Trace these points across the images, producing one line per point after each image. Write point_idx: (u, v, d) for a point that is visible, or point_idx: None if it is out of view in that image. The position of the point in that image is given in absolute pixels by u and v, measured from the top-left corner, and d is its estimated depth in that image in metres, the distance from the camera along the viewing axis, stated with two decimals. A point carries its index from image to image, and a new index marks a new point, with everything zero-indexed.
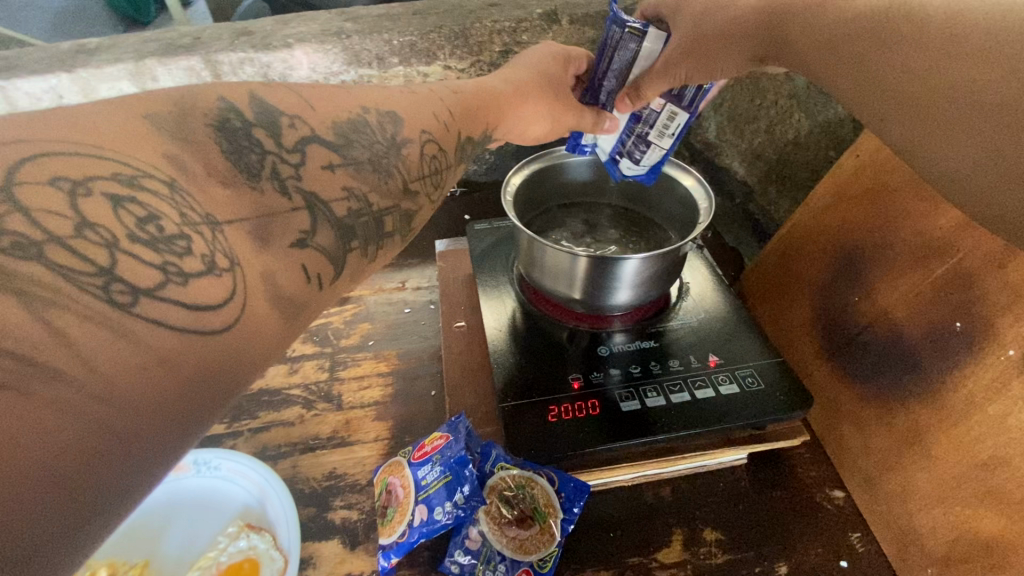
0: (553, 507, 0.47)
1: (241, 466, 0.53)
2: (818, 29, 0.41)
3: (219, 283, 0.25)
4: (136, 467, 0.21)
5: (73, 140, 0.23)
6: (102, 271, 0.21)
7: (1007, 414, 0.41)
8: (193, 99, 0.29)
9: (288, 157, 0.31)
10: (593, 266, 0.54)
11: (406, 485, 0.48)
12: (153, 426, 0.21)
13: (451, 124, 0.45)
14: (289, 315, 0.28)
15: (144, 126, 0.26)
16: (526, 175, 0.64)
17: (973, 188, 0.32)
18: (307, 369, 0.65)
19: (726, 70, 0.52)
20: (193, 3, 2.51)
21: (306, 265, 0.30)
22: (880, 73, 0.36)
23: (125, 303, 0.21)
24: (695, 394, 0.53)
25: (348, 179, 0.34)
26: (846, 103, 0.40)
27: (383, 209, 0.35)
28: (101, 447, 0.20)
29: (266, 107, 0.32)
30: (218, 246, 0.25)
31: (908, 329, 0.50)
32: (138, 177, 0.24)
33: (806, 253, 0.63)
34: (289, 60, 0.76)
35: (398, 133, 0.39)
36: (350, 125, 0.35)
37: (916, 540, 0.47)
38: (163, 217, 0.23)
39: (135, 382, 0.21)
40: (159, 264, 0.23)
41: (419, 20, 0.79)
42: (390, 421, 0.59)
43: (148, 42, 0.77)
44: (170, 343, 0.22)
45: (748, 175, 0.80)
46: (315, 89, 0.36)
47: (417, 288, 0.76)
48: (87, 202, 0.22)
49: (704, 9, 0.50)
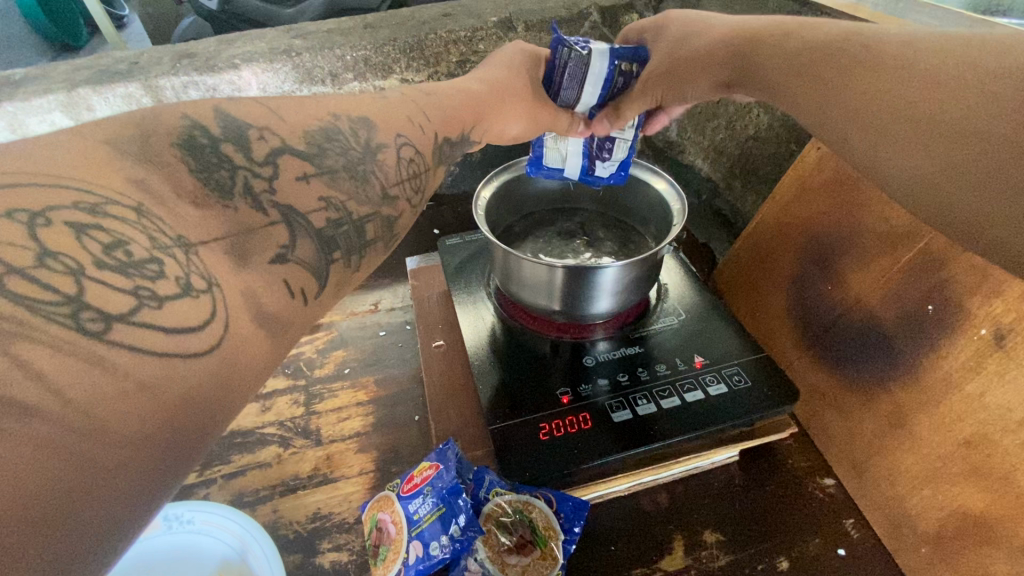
0: (553, 529, 0.46)
1: (218, 518, 0.48)
2: (787, 51, 0.43)
3: (196, 305, 0.24)
4: (120, 503, 0.20)
5: (20, 170, 0.22)
6: (70, 299, 0.20)
7: (983, 392, 0.43)
8: (156, 119, 0.28)
9: (261, 171, 0.30)
10: (571, 276, 0.53)
11: (397, 521, 0.46)
12: (137, 457, 0.20)
13: (428, 127, 0.44)
14: (275, 334, 0.28)
15: (105, 152, 0.25)
16: (495, 187, 0.63)
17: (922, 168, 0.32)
18: (280, 405, 0.61)
19: (697, 90, 0.55)
20: (130, 25, 2.41)
21: (289, 281, 0.29)
22: (847, 80, 0.37)
23: (95, 330, 0.20)
24: (684, 398, 0.53)
25: (324, 189, 0.33)
26: (808, 100, 0.41)
27: (363, 216, 0.35)
28: (85, 484, 0.19)
29: (233, 119, 0.31)
30: (193, 268, 0.24)
31: (883, 314, 0.51)
32: (101, 205, 0.23)
33: (777, 245, 0.64)
34: (237, 81, 0.72)
35: (372, 137, 0.38)
36: (322, 133, 0.35)
37: (906, 520, 0.47)
38: (131, 241, 0.23)
39: (114, 411, 0.20)
40: (131, 289, 0.22)
41: (372, 33, 0.77)
42: (374, 452, 0.56)
43: (79, 70, 0.72)
44: (149, 369, 0.21)
45: (713, 171, 0.81)
46: (287, 100, 0.36)
47: (391, 309, 0.74)
48: (49, 231, 0.21)
49: (683, 37, 0.55)
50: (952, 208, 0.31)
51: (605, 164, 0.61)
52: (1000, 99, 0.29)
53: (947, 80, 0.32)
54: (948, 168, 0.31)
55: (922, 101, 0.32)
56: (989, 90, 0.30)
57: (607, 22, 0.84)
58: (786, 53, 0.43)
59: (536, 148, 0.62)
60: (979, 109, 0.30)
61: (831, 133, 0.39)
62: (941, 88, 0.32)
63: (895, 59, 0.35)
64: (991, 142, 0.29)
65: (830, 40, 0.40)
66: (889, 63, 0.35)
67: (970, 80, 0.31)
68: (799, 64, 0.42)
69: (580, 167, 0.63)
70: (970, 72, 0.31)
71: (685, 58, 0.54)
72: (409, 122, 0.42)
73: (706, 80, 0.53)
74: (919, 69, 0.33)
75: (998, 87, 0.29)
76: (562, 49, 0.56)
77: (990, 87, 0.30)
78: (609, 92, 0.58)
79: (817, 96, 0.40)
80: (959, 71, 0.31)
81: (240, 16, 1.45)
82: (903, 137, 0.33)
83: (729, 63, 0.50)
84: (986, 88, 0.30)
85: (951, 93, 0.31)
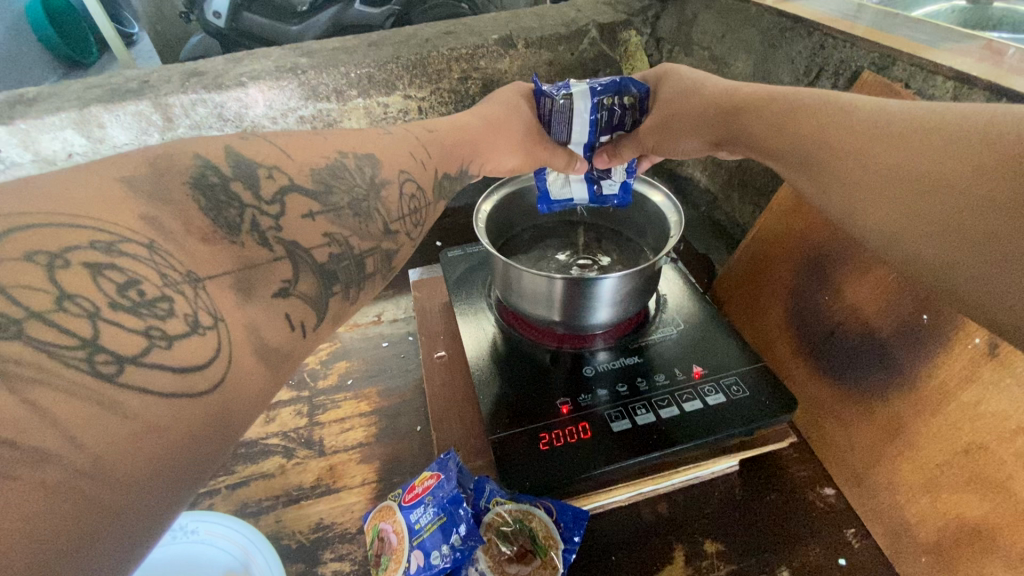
0: (553, 538, 0.46)
1: (222, 528, 0.49)
2: (774, 106, 0.46)
3: (204, 343, 0.25)
4: (124, 541, 0.20)
5: (41, 211, 0.23)
6: (85, 343, 0.21)
7: (979, 401, 0.43)
8: (170, 159, 0.29)
9: (267, 209, 0.31)
10: (570, 288, 0.54)
11: (399, 530, 0.46)
12: (144, 497, 0.21)
13: (428, 163, 0.46)
14: (274, 365, 0.28)
15: (121, 190, 0.26)
16: (495, 200, 0.64)
17: (901, 208, 0.34)
18: (284, 416, 0.62)
19: (687, 147, 0.57)
20: (139, 41, 2.46)
21: (290, 314, 0.30)
22: (836, 123, 0.40)
23: (108, 373, 0.21)
24: (683, 408, 0.53)
25: (328, 225, 0.34)
26: (794, 141, 0.43)
27: (364, 250, 0.36)
28: (92, 525, 0.19)
29: (245, 161, 0.32)
30: (200, 303, 0.25)
31: (878, 324, 0.51)
32: (116, 243, 0.24)
33: (773, 256, 0.65)
34: (244, 99, 0.74)
35: (377, 174, 0.39)
36: (329, 173, 0.36)
37: (907, 531, 0.47)
38: (144, 281, 0.24)
39: (126, 455, 0.21)
40: (143, 330, 0.23)
41: (375, 51, 0.78)
42: (376, 462, 0.57)
43: (92, 88, 0.74)
44: (157, 410, 0.22)
45: (711, 182, 0.83)
46: (293, 138, 0.37)
47: (394, 320, 0.75)
48: (67, 273, 0.22)
49: (677, 93, 0.57)
50: (925, 249, 0.33)
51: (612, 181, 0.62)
52: (968, 161, 0.31)
53: (920, 135, 0.35)
54: (923, 210, 0.33)
55: (899, 151, 0.35)
56: (958, 155, 0.32)
57: (605, 38, 0.86)
58: (778, 109, 0.46)
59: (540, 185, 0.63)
60: (950, 169, 0.32)
61: (810, 182, 0.41)
62: (913, 156, 0.34)
63: (871, 118, 0.38)
64: (959, 202, 0.31)
65: (820, 103, 0.42)
66: (869, 128, 0.38)
67: (941, 146, 0.33)
68: (788, 117, 0.44)
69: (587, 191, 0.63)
70: (939, 140, 0.33)
71: (679, 111, 0.56)
72: (411, 159, 0.44)
73: (697, 138, 0.55)
74: (896, 124, 0.36)
75: (969, 153, 0.32)
76: (543, 99, 0.60)
77: (959, 152, 0.32)
78: (599, 125, 0.59)
79: (800, 149, 0.42)
80: (925, 129, 0.35)
81: (247, 34, 1.53)
82: (879, 195, 0.36)
83: (718, 123, 0.53)
84: (955, 152, 0.32)
85: (926, 157, 0.33)
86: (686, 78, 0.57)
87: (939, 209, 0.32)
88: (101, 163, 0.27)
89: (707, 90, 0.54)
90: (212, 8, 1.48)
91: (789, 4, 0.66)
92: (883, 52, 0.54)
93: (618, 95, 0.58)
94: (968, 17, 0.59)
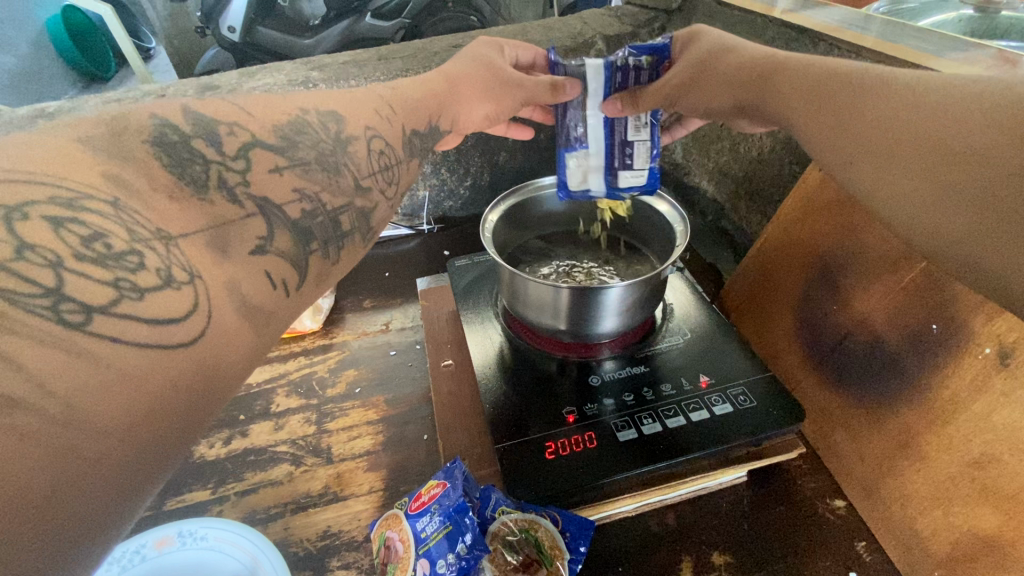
0: (559, 548, 0.45)
1: (233, 534, 0.49)
2: (800, 82, 0.46)
3: (178, 297, 0.25)
4: (109, 488, 0.21)
5: (3, 167, 0.23)
6: (49, 292, 0.21)
7: (991, 412, 0.42)
8: (126, 119, 0.29)
9: (233, 164, 0.32)
10: (576, 298, 0.55)
11: (405, 539, 0.46)
12: (123, 448, 0.22)
13: (393, 119, 0.48)
14: (258, 323, 0.29)
15: (78, 149, 0.26)
16: (502, 211, 0.65)
17: (918, 164, 0.36)
18: (293, 424, 0.62)
19: (718, 106, 0.57)
20: (156, 54, 2.53)
21: (270, 272, 0.31)
22: (870, 88, 0.40)
23: (77, 322, 0.21)
24: (690, 418, 0.53)
25: (295, 180, 0.35)
26: (811, 119, 0.44)
27: (336, 209, 0.37)
28: (72, 474, 0.20)
29: (200, 117, 0.33)
30: (173, 260, 0.26)
31: (887, 333, 0.51)
32: (78, 199, 0.24)
33: (783, 264, 0.64)
34: None
35: (341, 130, 0.41)
36: (291, 127, 0.37)
37: (919, 543, 0.46)
38: (110, 235, 0.24)
39: (101, 406, 0.21)
40: (112, 282, 0.23)
41: (385, 64, 0.80)
42: (383, 470, 0.57)
43: (111, 103, 0.76)
44: (130, 359, 0.23)
45: (718, 192, 0.83)
46: (254, 99, 0.38)
47: (402, 329, 0.76)
48: (26, 225, 0.22)
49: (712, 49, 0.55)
50: (932, 213, 0.35)
51: (631, 173, 0.61)
52: (998, 138, 0.32)
53: (949, 105, 0.35)
54: (944, 175, 0.34)
55: (928, 115, 0.36)
56: (986, 128, 0.33)
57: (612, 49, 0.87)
58: (798, 84, 0.46)
59: (560, 173, 0.64)
60: (980, 137, 0.33)
61: (830, 153, 0.42)
62: (939, 124, 0.35)
63: (902, 85, 0.38)
64: (984, 175, 0.32)
65: (840, 76, 0.43)
66: (901, 96, 0.38)
67: (968, 117, 0.34)
68: (816, 86, 0.44)
69: (603, 181, 0.63)
70: (968, 110, 0.34)
71: (711, 67, 0.55)
72: (375, 115, 0.46)
73: (727, 97, 0.55)
74: (931, 91, 0.36)
75: (996, 123, 0.32)
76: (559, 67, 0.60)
77: (987, 124, 0.33)
78: (614, 86, 0.58)
79: (828, 121, 0.42)
80: (953, 100, 0.35)
81: (260, 47, 1.58)
82: (907, 159, 0.36)
83: (747, 84, 0.52)
84: (987, 121, 0.33)
85: (957, 130, 0.34)
86: (727, 41, 0.55)
87: (958, 173, 0.33)
88: (71, 131, 0.27)
89: (745, 52, 0.53)
90: (227, 24, 1.52)
91: (796, 15, 0.65)
92: (889, 62, 0.54)
93: (633, 55, 0.58)
94: (977, 26, 0.59)
